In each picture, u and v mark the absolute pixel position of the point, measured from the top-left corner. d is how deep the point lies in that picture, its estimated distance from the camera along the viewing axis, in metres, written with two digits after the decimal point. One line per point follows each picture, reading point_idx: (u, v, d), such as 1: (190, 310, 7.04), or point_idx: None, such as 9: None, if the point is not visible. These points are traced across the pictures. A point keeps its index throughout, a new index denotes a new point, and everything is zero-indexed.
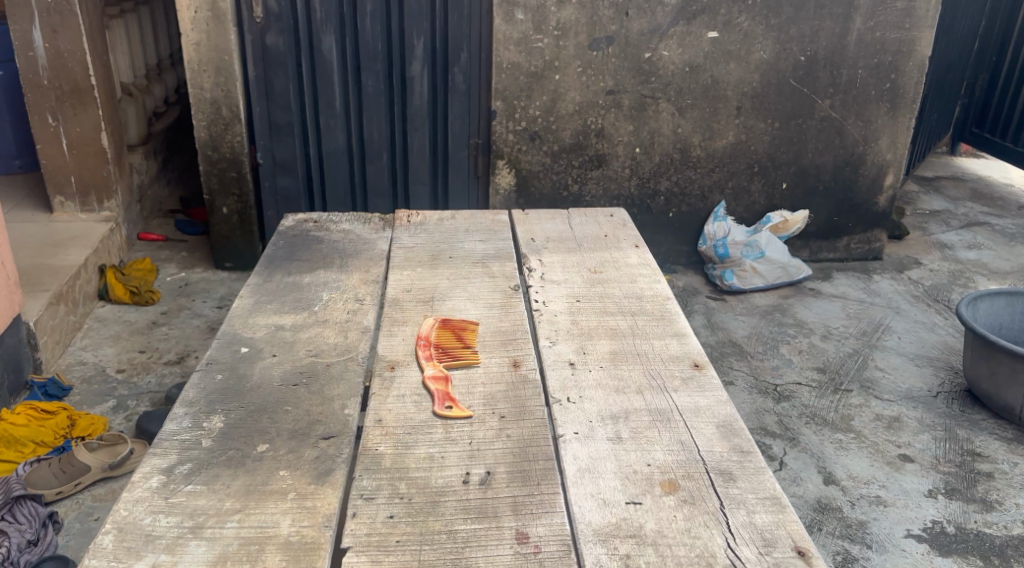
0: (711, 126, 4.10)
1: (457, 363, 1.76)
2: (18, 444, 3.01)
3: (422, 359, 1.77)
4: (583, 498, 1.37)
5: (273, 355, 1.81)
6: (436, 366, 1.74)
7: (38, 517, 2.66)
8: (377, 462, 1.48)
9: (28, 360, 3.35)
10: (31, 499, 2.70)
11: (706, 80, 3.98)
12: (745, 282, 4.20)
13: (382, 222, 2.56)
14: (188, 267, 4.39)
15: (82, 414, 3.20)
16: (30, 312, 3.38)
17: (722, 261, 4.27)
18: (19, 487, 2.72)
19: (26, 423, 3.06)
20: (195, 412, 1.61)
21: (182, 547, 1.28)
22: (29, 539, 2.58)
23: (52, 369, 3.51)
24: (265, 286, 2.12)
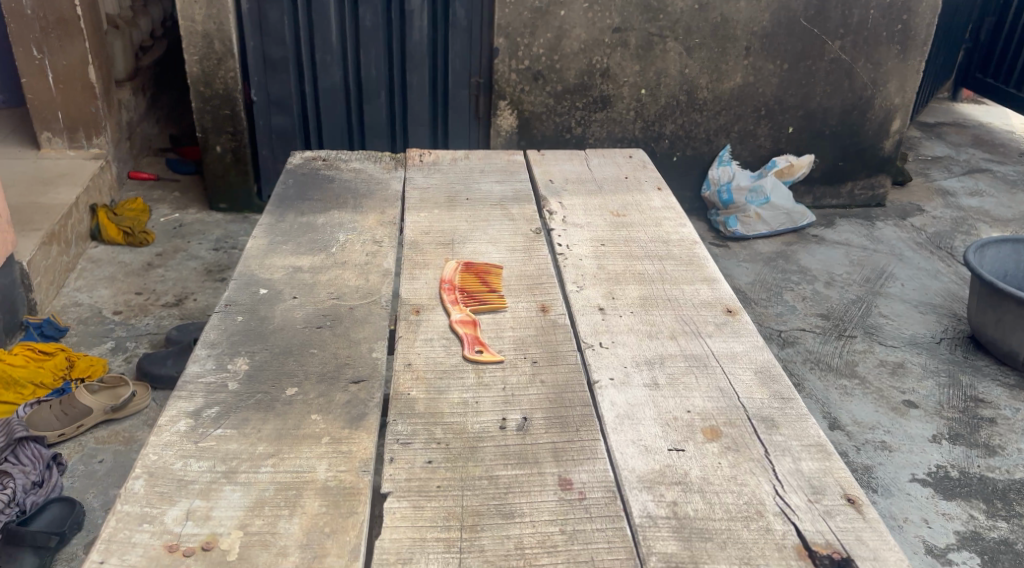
0: (718, 67, 4.00)
1: (483, 306, 1.72)
2: (17, 385, 2.96)
3: (446, 303, 1.73)
4: (624, 444, 1.35)
5: (294, 297, 1.76)
6: (461, 310, 1.70)
7: (42, 460, 2.61)
8: (411, 407, 1.44)
9: (22, 301, 3.29)
10: (33, 441, 2.65)
11: (715, 19, 3.87)
12: (748, 228, 4.16)
13: (393, 162, 2.49)
14: (182, 208, 4.29)
15: (80, 356, 3.15)
16: (23, 251, 3.30)
17: (726, 207, 4.22)
18: (21, 429, 2.65)
19: (25, 364, 3.02)
20: (218, 354, 1.56)
21: (217, 492, 1.24)
22: (33, 481, 2.55)
23: (47, 310, 3.44)
24: (278, 227, 2.06)
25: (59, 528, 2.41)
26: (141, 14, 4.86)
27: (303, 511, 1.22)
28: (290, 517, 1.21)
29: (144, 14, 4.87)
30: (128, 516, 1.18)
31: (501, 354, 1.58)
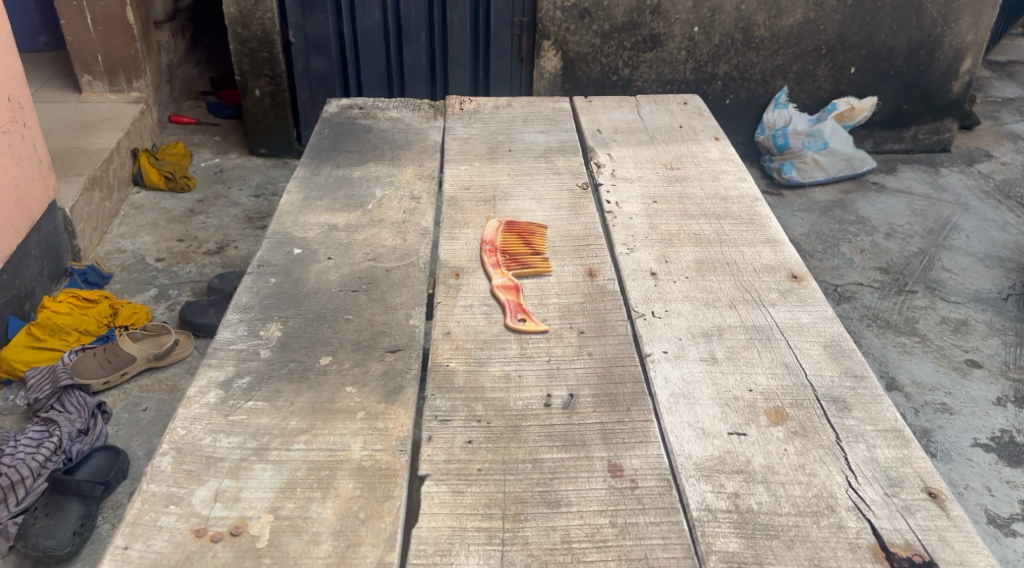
0: (777, 2, 3.75)
1: (527, 270, 1.62)
2: (61, 331, 2.95)
3: (488, 266, 1.63)
4: (679, 427, 1.27)
5: (329, 258, 1.67)
6: (503, 274, 1.60)
7: (87, 407, 2.63)
8: (450, 380, 1.36)
9: (66, 247, 3.29)
10: (78, 389, 2.67)
11: None
12: (804, 175, 3.95)
13: (432, 109, 2.37)
14: (222, 153, 4.23)
15: (122, 304, 3.15)
16: (65, 197, 3.28)
17: (781, 152, 4.01)
18: (66, 377, 2.68)
19: (68, 312, 3.03)
20: (250, 319, 1.49)
21: (247, 471, 1.18)
22: (79, 429, 2.55)
23: (91, 257, 3.44)
24: (313, 181, 1.97)
25: (104, 477, 2.41)
26: None
27: (336, 494, 1.15)
28: (322, 500, 1.14)
29: None
30: (154, 497, 1.13)
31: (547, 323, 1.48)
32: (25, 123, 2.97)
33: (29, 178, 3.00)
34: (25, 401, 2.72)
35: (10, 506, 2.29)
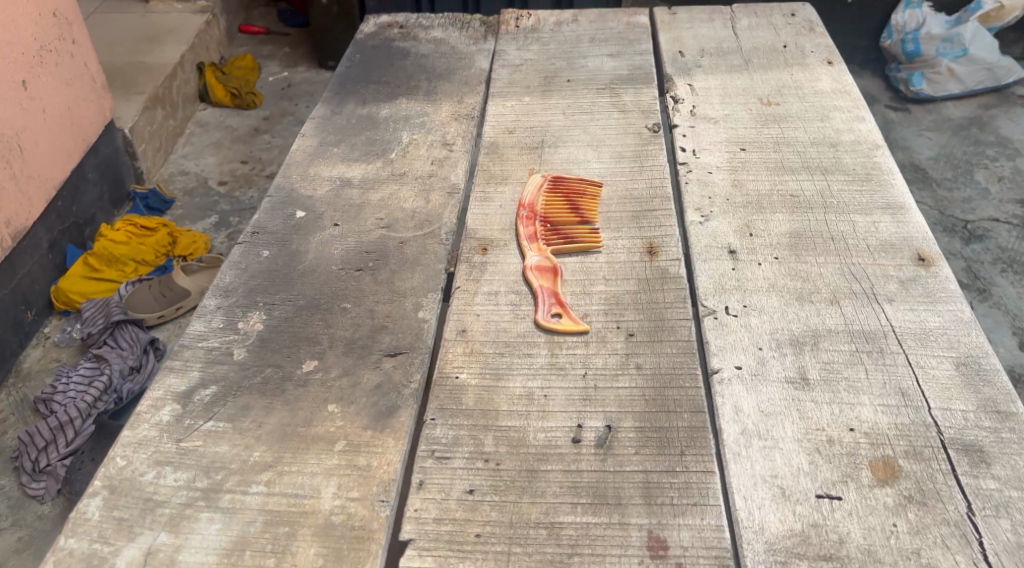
0: None
1: (569, 244, 1.31)
2: (117, 262, 2.71)
3: (522, 239, 1.33)
4: (749, 485, 0.97)
5: (336, 223, 1.39)
6: (540, 250, 1.30)
7: (139, 343, 2.41)
8: (457, 400, 1.08)
9: (127, 169, 3.06)
10: (131, 324, 2.46)
11: None
12: (937, 88, 3.37)
13: (484, 28, 2.01)
14: (290, 66, 3.98)
15: (181, 232, 2.89)
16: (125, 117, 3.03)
17: (910, 61, 3.42)
18: (119, 313, 2.45)
19: (125, 241, 2.77)
20: (229, 307, 1.23)
21: (190, 523, 0.95)
22: (130, 366, 2.34)
23: (153, 180, 3.24)
24: (333, 121, 1.67)
25: None
26: None
27: (292, 562, 0.91)
28: None
29: None
30: (70, 558, 0.91)
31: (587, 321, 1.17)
32: (73, 39, 2.60)
33: (79, 98, 2.65)
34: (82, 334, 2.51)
35: (59, 448, 2.11)
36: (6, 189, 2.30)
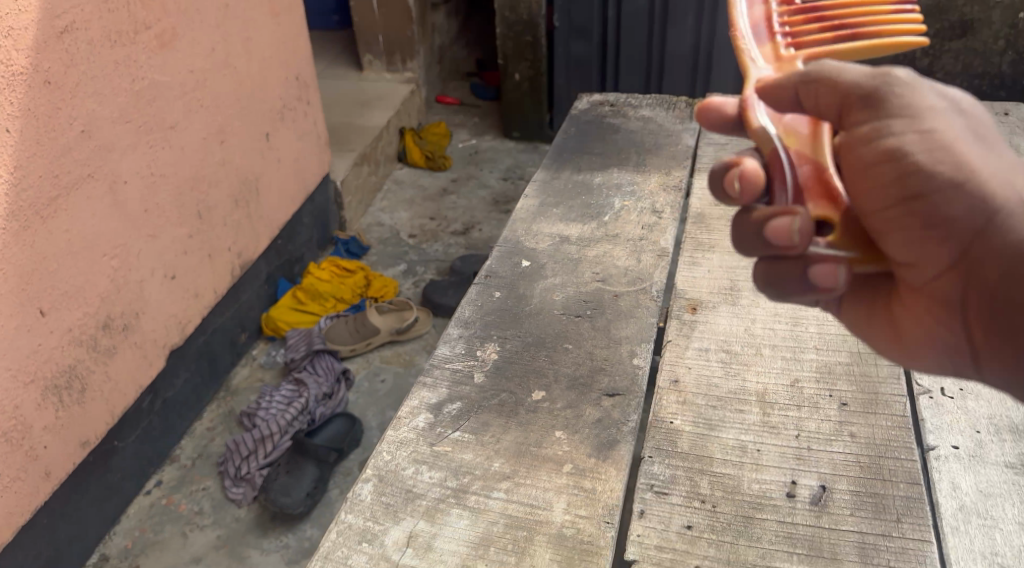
0: None
1: (849, 36, 1.04)
2: (320, 297, 2.90)
3: (741, 35, 1.06)
4: (968, 556, 0.99)
5: (557, 276, 1.52)
6: (778, 59, 1.04)
7: (333, 373, 2.57)
8: (672, 442, 1.16)
9: (334, 217, 3.28)
10: (329, 355, 2.62)
11: None
12: None
13: (690, 108, 2.14)
14: (479, 134, 4.07)
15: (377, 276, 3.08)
16: (337, 169, 3.25)
17: None
18: (320, 341, 2.63)
19: (329, 279, 2.97)
20: (470, 336, 1.38)
21: (442, 515, 1.08)
22: (324, 393, 2.49)
23: (353, 228, 3.40)
24: (552, 185, 1.84)
25: (343, 441, 2.35)
26: None
27: (532, 563, 1.01)
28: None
29: None
30: (350, 529, 1.06)
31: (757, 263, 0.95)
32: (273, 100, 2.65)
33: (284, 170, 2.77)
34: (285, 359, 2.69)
35: (259, 458, 2.27)
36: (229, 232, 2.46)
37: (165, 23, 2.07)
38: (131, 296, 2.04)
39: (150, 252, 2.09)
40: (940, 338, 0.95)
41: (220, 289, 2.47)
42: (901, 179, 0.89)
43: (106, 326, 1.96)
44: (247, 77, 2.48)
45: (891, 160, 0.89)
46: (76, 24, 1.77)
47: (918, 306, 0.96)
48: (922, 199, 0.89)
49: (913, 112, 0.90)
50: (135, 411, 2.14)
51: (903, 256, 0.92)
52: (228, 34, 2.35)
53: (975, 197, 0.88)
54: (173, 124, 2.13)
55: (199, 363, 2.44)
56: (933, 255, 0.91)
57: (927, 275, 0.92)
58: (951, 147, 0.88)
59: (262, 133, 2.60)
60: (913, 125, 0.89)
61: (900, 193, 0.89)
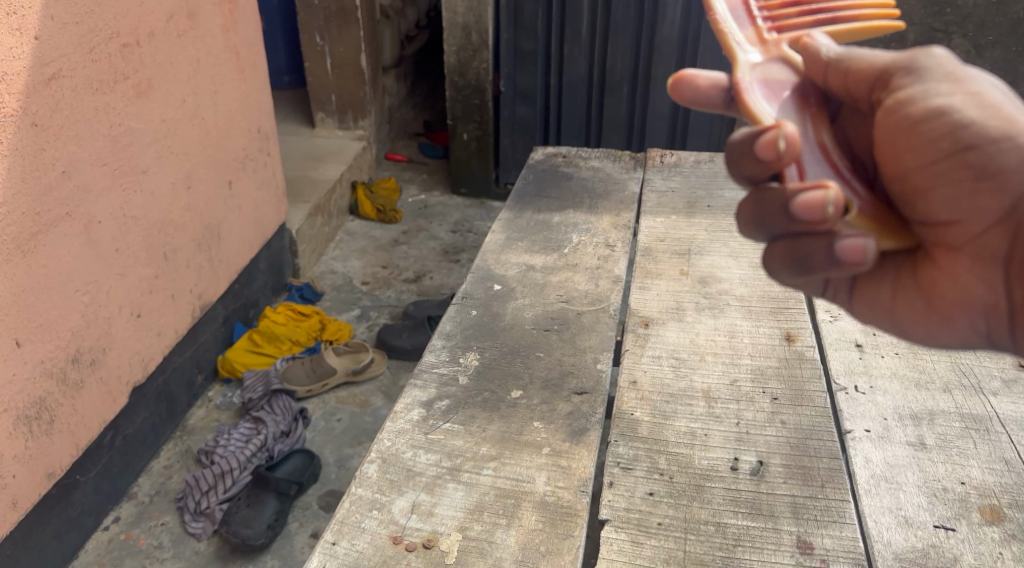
0: (1016, 69, 3.17)
1: (826, 21, 1.08)
2: (276, 339, 2.93)
3: (721, 16, 1.05)
4: (879, 512, 1.17)
5: (526, 297, 1.72)
6: (763, 41, 1.04)
7: (290, 411, 2.63)
8: (633, 429, 1.35)
9: (288, 264, 3.33)
10: (286, 394, 2.68)
11: (1018, 14, 3.07)
12: None
13: (634, 161, 2.40)
14: (428, 189, 4.27)
15: (331, 320, 3.14)
16: (292, 219, 3.34)
17: None
18: (277, 381, 2.70)
19: (284, 322, 3.03)
20: (452, 346, 1.56)
21: (441, 488, 1.24)
22: (282, 430, 2.57)
23: (307, 275, 3.48)
24: (515, 223, 2.05)
25: (301, 476, 2.43)
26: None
27: (521, 523, 1.18)
28: (507, 527, 1.18)
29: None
30: (360, 500, 1.22)
31: (779, 239, 1.01)
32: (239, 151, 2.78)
33: (246, 217, 2.88)
34: (242, 399, 2.72)
35: (218, 494, 2.33)
36: (198, 272, 2.58)
37: (141, 74, 2.19)
38: (99, 332, 2.11)
39: (120, 288, 2.18)
40: (979, 294, 1.04)
41: (181, 329, 2.53)
42: (948, 142, 0.97)
43: (75, 360, 2.03)
44: (213, 127, 2.60)
45: (940, 123, 0.97)
46: (62, 72, 1.89)
47: (957, 265, 1.03)
48: (971, 155, 0.97)
49: (958, 80, 0.98)
50: (97, 446, 2.19)
51: (952, 212, 1.01)
52: (197, 87, 2.47)
53: (1022, 156, 0.96)
54: (144, 169, 2.24)
55: (158, 403, 2.49)
56: (982, 209, 1.00)
57: (975, 228, 1.01)
58: (997, 110, 0.96)
59: (225, 181, 2.70)
60: (959, 89, 0.98)
61: (949, 150, 0.98)
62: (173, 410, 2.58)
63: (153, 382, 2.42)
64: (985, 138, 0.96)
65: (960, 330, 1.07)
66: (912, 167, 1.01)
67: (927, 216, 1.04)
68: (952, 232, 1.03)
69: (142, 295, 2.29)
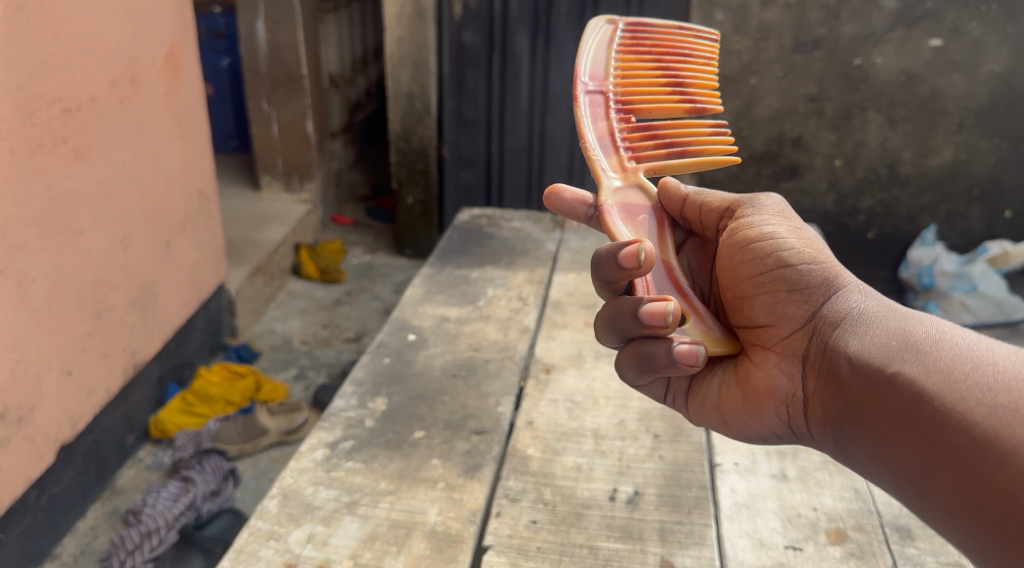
0: (926, 142, 3.40)
1: (677, 154, 1.33)
2: (210, 399, 2.93)
3: (591, 148, 1.31)
4: (736, 534, 1.29)
5: (438, 346, 1.83)
6: (624, 169, 1.31)
7: (220, 471, 2.64)
8: (525, 464, 1.45)
9: (227, 324, 3.37)
10: (217, 454, 2.70)
11: (925, 92, 3.31)
12: (951, 317, 3.31)
13: (554, 223, 2.55)
14: (372, 251, 4.38)
15: (267, 381, 3.12)
16: (233, 280, 3.41)
17: (926, 292, 3.46)
18: (208, 440, 2.73)
19: (218, 383, 3.01)
20: (361, 392, 1.65)
21: (337, 520, 1.32)
22: (210, 490, 2.57)
23: (246, 335, 3.52)
24: (435, 278, 2.16)
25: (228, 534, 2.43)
26: (371, 64, 5.20)
27: (408, 551, 1.27)
28: (396, 555, 1.26)
29: (373, 65, 5.23)
30: (258, 532, 1.29)
31: (628, 345, 1.22)
32: (180, 212, 2.86)
33: (184, 277, 2.92)
34: (172, 459, 2.72)
35: (143, 553, 2.30)
36: (134, 330, 2.60)
37: (82, 139, 2.27)
38: (29, 389, 2.11)
39: (51, 344, 2.19)
40: (781, 387, 1.20)
41: (113, 388, 2.53)
42: (768, 257, 1.22)
43: (2, 417, 2.03)
44: (152, 190, 2.67)
45: (762, 241, 1.23)
46: (2, 134, 1.96)
47: (768, 360, 1.22)
48: (788, 271, 1.20)
49: (788, 220, 1.25)
50: (21, 505, 2.16)
51: (769, 316, 1.22)
52: (138, 149, 2.55)
53: (825, 277, 1.18)
54: (80, 229, 2.29)
55: (88, 461, 2.49)
56: (790, 316, 1.20)
57: (784, 331, 1.21)
58: (813, 246, 1.22)
59: (163, 242, 2.75)
60: (787, 223, 1.25)
61: (770, 265, 1.21)
62: (103, 469, 2.58)
63: (83, 441, 2.42)
64: (796, 259, 1.20)
65: (770, 421, 1.22)
66: (742, 278, 1.25)
67: (753, 323, 1.25)
68: (768, 335, 1.23)
69: (73, 354, 2.30)
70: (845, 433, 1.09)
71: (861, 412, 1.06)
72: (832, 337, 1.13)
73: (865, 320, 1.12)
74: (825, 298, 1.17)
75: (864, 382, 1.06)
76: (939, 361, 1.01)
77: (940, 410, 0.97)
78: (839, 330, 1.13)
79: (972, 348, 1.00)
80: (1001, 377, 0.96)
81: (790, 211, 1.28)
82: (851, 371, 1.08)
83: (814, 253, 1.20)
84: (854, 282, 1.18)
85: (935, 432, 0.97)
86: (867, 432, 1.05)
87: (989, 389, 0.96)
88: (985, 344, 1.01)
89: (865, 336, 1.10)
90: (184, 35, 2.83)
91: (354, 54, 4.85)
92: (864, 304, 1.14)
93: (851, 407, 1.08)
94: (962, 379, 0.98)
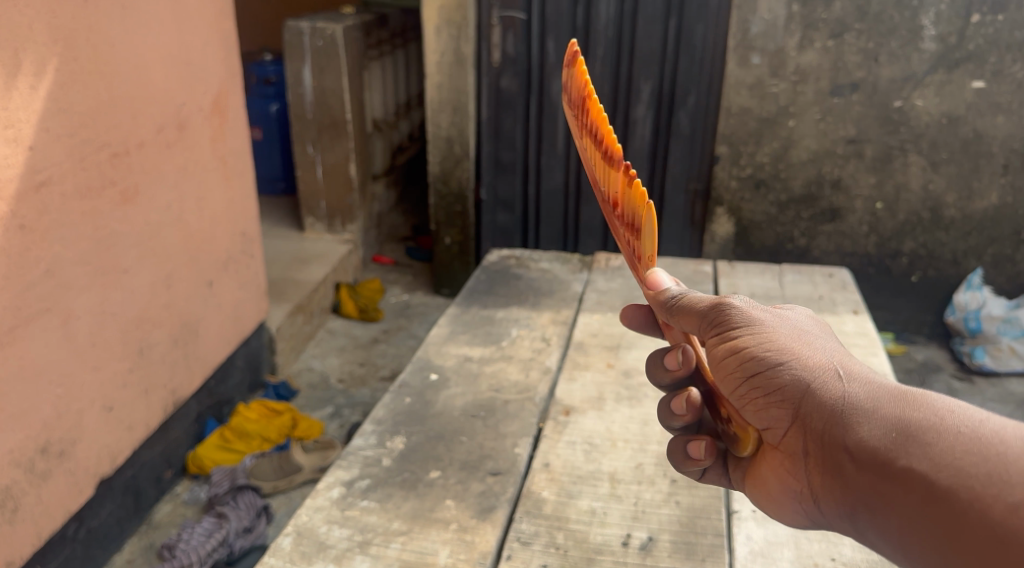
0: (969, 184, 3.34)
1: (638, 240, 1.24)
2: (247, 435, 2.96)
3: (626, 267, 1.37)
4: None
5: (459, 386, 1.84)
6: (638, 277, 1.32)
7: (254, 508, 2.67)
8: (539, 507, 1.45)
9: (266, 362, 3.43)
10: (251, 490, 2.73)
11: (967, 134, 3.26)
12: (1000, 364, 3.37)
13: (582, 263, 2.57)
14: (410, 290, 4.44)
15: (303, 417, 3.15)
16: (273, 318, 3.48)
17: (973, 337, 3.48)
18: (243, 477, 2.75)
19: (256, 420, 3.04)
20: (381, 431, 1.67)
21: (349, 560, 1.33)
22: (244, 526, 2.59)
23: (284, 373, 3.58)
24: (461, 318, 2.19)
25: None
26: (414, 108, 5.33)
27: None
28: None
29: (416, 108, 5.36)
30: None
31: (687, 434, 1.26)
32: (222, 253, 2.94)
33: (226, 315, 3.00)
34: (208, 495, 2.76)
35: None
36: (175, 367, 2.67)
37: (129, 181, 2.36)
38: (70, 423, 2.17)
39: (94, 380, 2.26)
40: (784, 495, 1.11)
41: (152, 423, 2.58)
42: (736, 365, 1.12)
43: (44, 450, 2.09)
44: (196, 231, 2.75)
45: (728, 352, 1.12)
46: (51, 179, 2.05)
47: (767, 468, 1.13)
48: (758, 377, 1.10)
49: (746, 318, 1.15)
50: (60, 537, 2.19)
51: (753, 423, 1.13)
52: (183, 193, 2.64)
53: (795, 376, 1.08)
54: (125, 268, 2.36)
55: (126, 495, 2.54)
56: (773, 422, 1.10)
57: (771, 436, 1.11)
58: (777, 341, 1.12)
59: (205, 281, 2.82)
60: (746, 322, 1.15)
61: (741, 374, 1.12)
62: (141, 503, 2.63)
63: (122, 476, 2.47)
64: (764, 363, 1.10)
65: (785, 522, 1.14)
66: (720, 388, 1.15)
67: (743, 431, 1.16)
68: (760, 441, 1.13)
69: (116, 390, 2.36)
70: (865, 534, 1.01)
71: (878, 514, 0.98)
72: (825, 434, 1.04)
73: (856, 414, 1.03)
74: (806, 391, 1.07)
75: (875, 488, 0.98)
76: (953, 457, 0.93)
77: (961, 510, 0.90)
78: (831, 428, 1.04)
79: (976, 437, 0.94)
80: (1021, 465, 0.89)
81: (746, 305, 1.17)
82: (857, 477, 1.00)
83: (780, 352, 1.11)
84: (831, 364, 1.10)
85: (958, 533, 0.90)
86: (889, 537, 0.97)
87: (1006, 481, 0.89)
88: (986, 430, 0.94)
89: (861, 436, 1.01)
90: (231, 83, 2.92)
91: (397, 98, 4.97)
92: (849, 395, 1.05)
93: (866, 513, 1.00)
94: (976, 472, 0.91)
